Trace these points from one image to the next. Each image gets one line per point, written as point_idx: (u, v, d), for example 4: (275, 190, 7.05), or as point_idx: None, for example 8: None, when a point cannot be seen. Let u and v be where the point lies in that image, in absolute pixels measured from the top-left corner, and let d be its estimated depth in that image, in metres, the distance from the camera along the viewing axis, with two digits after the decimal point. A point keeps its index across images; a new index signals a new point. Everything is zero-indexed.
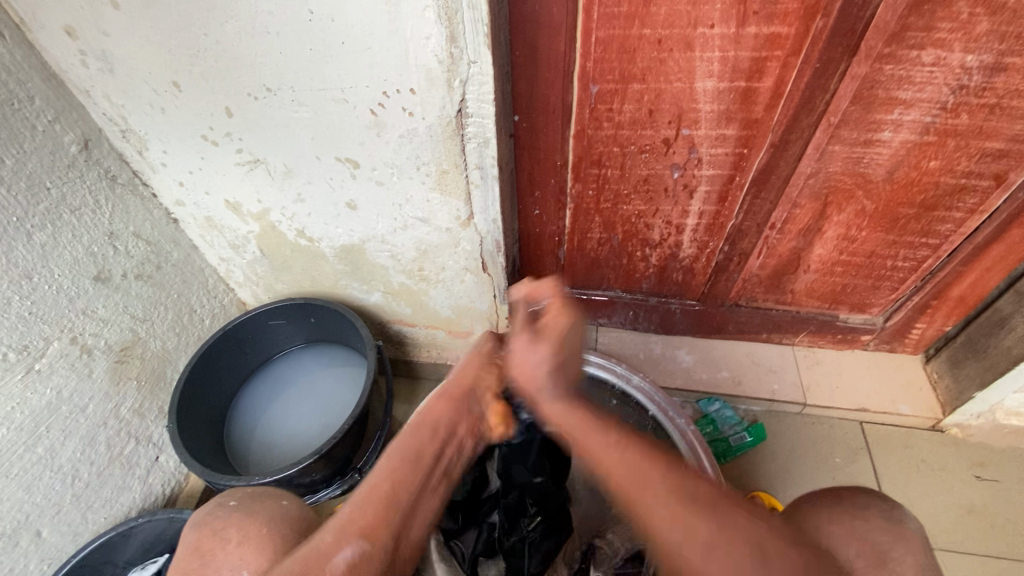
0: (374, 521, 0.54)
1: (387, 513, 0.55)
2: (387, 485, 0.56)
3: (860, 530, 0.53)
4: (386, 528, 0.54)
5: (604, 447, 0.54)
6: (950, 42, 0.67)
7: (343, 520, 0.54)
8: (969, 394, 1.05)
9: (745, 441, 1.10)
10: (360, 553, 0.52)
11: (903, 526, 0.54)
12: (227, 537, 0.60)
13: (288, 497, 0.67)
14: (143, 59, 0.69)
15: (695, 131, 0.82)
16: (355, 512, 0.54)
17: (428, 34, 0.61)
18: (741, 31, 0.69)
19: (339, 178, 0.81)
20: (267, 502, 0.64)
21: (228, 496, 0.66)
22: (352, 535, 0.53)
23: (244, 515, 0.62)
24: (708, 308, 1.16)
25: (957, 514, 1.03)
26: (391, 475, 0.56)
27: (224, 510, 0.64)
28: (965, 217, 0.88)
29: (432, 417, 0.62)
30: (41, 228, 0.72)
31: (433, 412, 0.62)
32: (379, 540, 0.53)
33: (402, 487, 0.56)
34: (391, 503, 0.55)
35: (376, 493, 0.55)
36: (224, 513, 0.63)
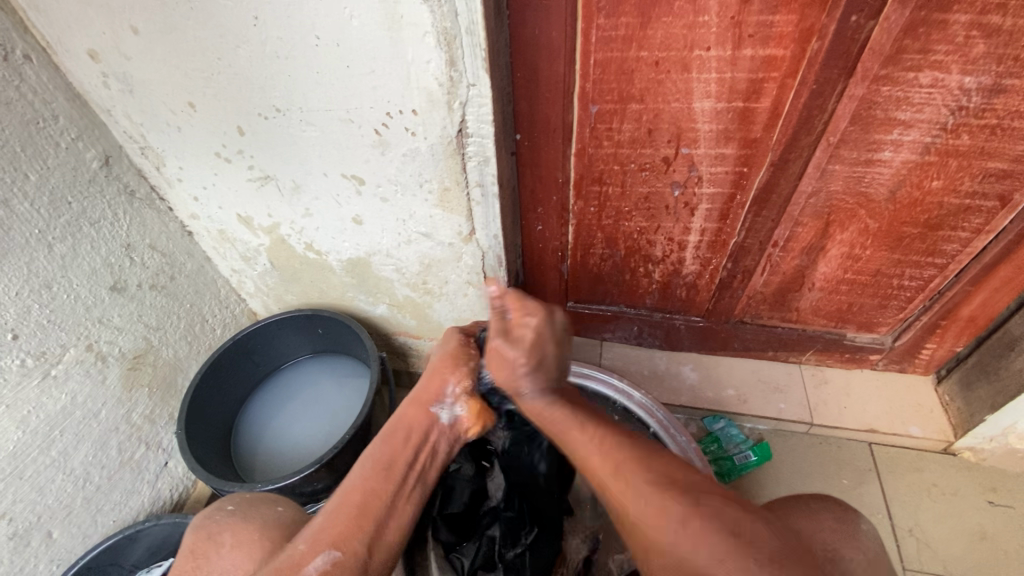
0: (349, 523, 0.59)
1: (358, 520, 0.59)
2: (360, 491, 0.61)
3: (813, 528, 0.61)
4: (356, 536, 0.58)
5: (582, 442, 0.62)
6: (947, 64, 0.68)
7: (315, 529, 0.59)
8: (980, 417, 1.02)
9: (750, 460, 1.08)
10: (333, 559, 0.56)
11: (856, 527, 0.61)
12: (221, 541, 0.61)
13: (282, 504, 0.69)
14: (161, 81, 0.73)
15: (694, 150, 0.83)
16: (328, 522, 0.59)
17: (428, 59, 0.63)
18: (737, 53, 0.70)
19: (346, 194, 0.83)
20: (263, 507, 0.66)
21: (228, 501, 0.67)
22: (326, 542, 0.57)
23: (241, 519, 0.63)
24: (712, 324, 1.16)
25: (968, 541, 1.00)
26: (363, 485, 0.63)
27: (223, 513, 0.65)
28: (971, 237, 0.88)
29: (407, 422, 0.69)
30: (62, 240, 0.76)
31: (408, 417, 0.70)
32: (351, 547, 0.57)
33: (373, 494, 0.62)
34: (365, 506, 0.61)
35: (349, 501, 0.61)
36: (223, 517, 0.64)
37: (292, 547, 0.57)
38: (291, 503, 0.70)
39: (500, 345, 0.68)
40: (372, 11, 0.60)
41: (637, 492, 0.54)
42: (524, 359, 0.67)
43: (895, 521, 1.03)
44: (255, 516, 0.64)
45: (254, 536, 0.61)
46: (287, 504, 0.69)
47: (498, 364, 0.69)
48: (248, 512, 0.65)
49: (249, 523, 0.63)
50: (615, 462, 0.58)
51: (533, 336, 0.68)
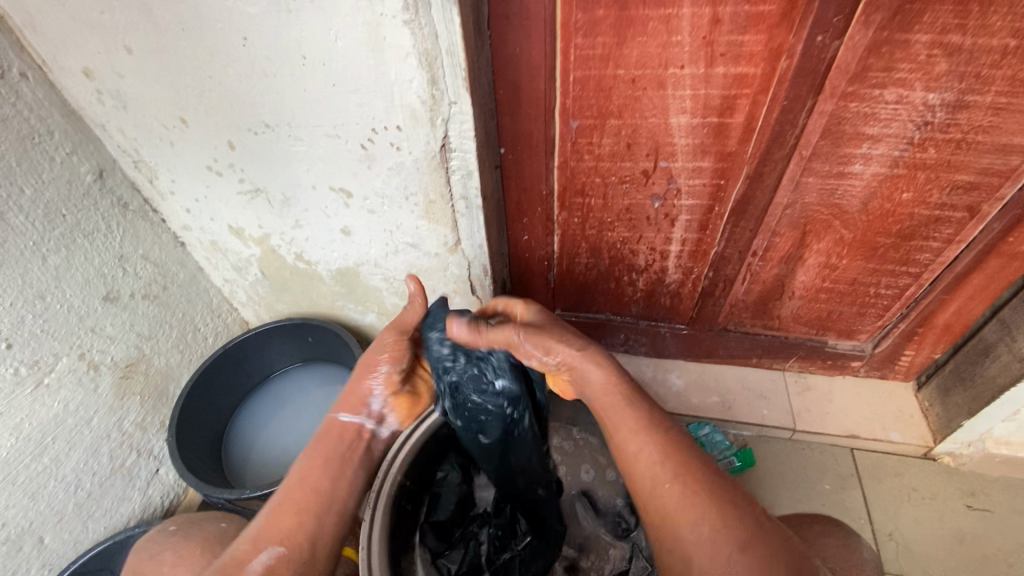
0: (289, 521, 0.65)
1: (299, 514, 0.66)
2: (298, 490, 0.68)
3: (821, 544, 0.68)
4: (300, 531, 0.64)
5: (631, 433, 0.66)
6: (911, 82, 0.71)
7: (258, 531, 0.65)
8: (958, 423, 1.04)
9: (734, 466, 1.10)
10: (277, 554, 0.62)
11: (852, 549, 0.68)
12: (163, 560, 0.73)
13: (226, 520, 0.83)
14: (154, 97, 0.75)
15: (672, 163, 0.86)
16: (269, 524, 0.65)
17: (410, 78, 0.66)
18: (711, 71, 0.73)
19: (334, 206, 0.85)
20: (206, 523, 0.80)
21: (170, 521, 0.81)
22: (270, 540, 0.63)
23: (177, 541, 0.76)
24: (696, 332, 1.18)
25: (948, 544, 1.02)
26: (302, 484, 0.68)
27: (165, 534, 0.78)
28: (942, 246, 0.90)
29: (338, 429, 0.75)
30: (56, 251, 0.78)
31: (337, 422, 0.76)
32: (293, 541, 0.64)
33: (312, 490, 0.68)
34: (304, 502, 0.67)
35: (292, 499, 0.67)
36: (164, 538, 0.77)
37: (240, 548, 0.63)
38: (237, 518, 0.84)
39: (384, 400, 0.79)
40: (356, 33, 0.62)
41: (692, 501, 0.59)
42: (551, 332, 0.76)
43: (876, 525, 1.05)
44: (197, 534, 0.78)
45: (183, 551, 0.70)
46: (232, 519, 0.83)
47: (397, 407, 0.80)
48: (190, 530, 0.78)
49: (190, 540, 0.76)
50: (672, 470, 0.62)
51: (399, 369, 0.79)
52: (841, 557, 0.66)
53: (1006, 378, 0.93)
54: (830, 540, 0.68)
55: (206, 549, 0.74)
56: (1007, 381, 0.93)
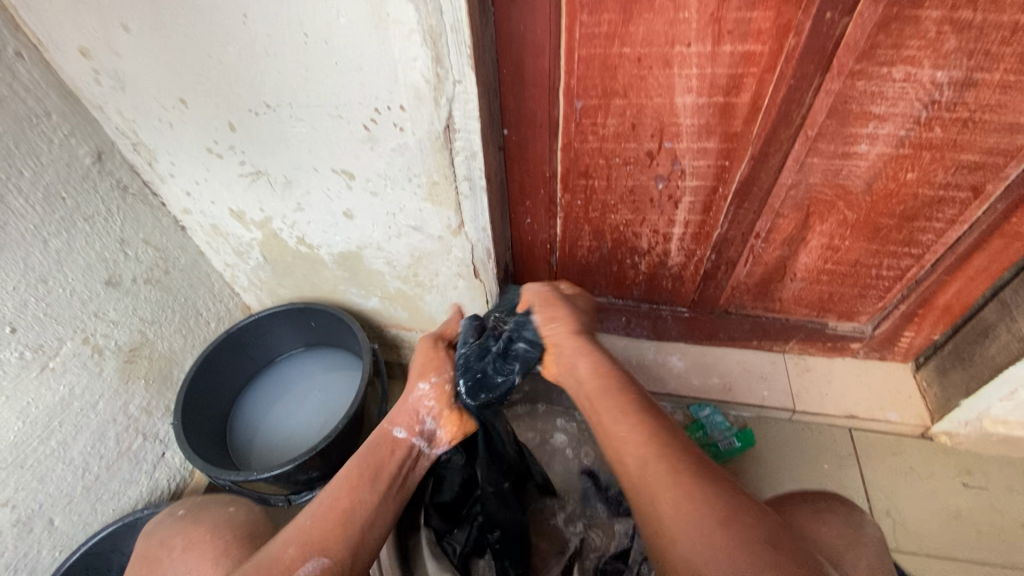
0: (333, 528, 0.60)
1: (343, 526, 0.60)
2: (348, 499, 0.63)
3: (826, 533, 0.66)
4: (344, 543, 0.59)
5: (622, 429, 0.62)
6: (920, 59, 0.70)
7: (301, 534, 0.59)
8: (956, 402, 1.05)
9: (734, 446, 1.11)
10: (322, 566, 0.56)
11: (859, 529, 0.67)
12: (173, 545, 0.64)
13: (236, 504, 0.70)
14: (153, 78, 0.74)
15: (677, 144, 0.85)
16: (314, 528, 0.59)
17: (415, 56, 0.65)
18: (717, 49, 0.72)
19: (336, 188, 0.85)
20: (212, 510, 0.68)
21: (180, 506, 0.70)
22: (314, 548, 0.57)
23: (191, 524, 0.66)
24: (698, 314, 1.18)
25: (943, 521, 1.04)
26: (349, 492, 0.64)
27: (173, 519, 0.68)
28: (945, 227, 0.90)
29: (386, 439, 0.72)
30: (57, 235, 0.77)
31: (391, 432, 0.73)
32: (337, 554, 0.58)
33: (361, 502, 0.63)
34: (352, 511, 0.62)
35: (337, 506, 0.62)
36: (172, 522, 0.67)
37: (280, 551, 0.57)
38: (245, 499, 0.72)
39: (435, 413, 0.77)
40: (359, 9, 0.61)
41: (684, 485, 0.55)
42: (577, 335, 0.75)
43: (874, 502, 1.07)
44: (206, 519, 0.66)
45: (206, 539, 0.63)
46: (243, 503, 0.71)
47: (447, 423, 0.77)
48: (200, 514, 0.67)
49: (199, 524, 0.66)
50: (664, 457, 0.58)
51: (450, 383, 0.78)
52: (845, 535, 0.66)
53: (1005, 358, 0.94)
54: (834, 519, 0.68)
55: (218, 536, 0.64)
56: (1006, 360, 0.94)
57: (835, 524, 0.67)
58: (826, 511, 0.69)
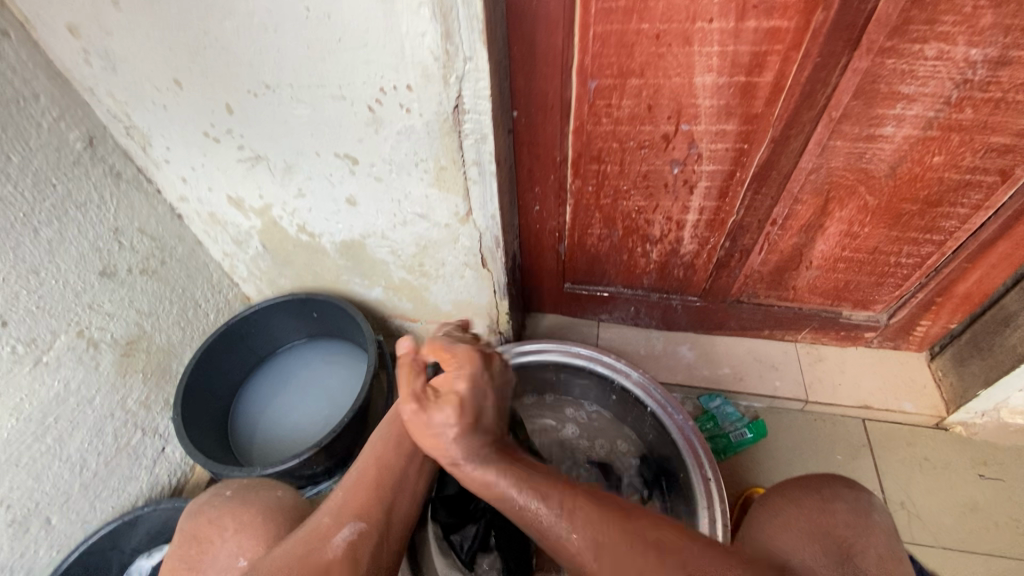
0: (367, 495, 0.61)
1: (375, 492, 0.62)
2: (376, 468, 0.64)
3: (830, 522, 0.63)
4: (377, 508, 0.60)
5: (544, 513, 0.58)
6: (954, 36, 0.66)
7: (336, 504, 0.60)
8: (973, 392, 1.04)
9: (746, 437, 1.10)
10: (357, 531, 0.57)
11: (867, 514, 0.63)
12: (222, 526, 0.63)
13: (282, 487, 0.70)
14: (145, 57, 0.70)
15: (695, 126, 0.82)
16: (347, 496, 0.60)
17: (424, 31, 0.61)
18: (741, 25, 0.68)
19: (339, 174, 0.81)
20: (261, 492, 0.67)
21: (226, 486, 0.69)
22: (349, 514, 0.58)
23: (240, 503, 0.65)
24: (709, 304, 1.15)
25: (958, 512, 1.03)
26: (378, 459, 0.65)
27: (222, 498, 0.67)
28: (970, 213, 0.87)
29: (406, 410, 0.71)
30: (48, 224, 0.74)
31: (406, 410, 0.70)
32: (372, 517, 0.59)
33: (389, 468, 0.64)
34: (382, 477, 0.63)
35: (368, 474, 0.63)
36: (222, 502, 0.66)
37: (317, 520, 0.58)
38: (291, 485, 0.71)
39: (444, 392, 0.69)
40: None
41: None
42: (454, 421, 0.62)
43: (888, 494, 1.05)
44: (255, 500, 0.65)
45: (257, 519, 0.63)
46: (289, 487, 0.70)
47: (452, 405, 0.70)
48: (246, 497, 0.66)
49: (247, 507, 0.65)
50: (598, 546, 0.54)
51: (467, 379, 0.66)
52: (852, 523, 0.62)
53: None
54: (838, 506, 0.64)
55: (269, 519, 0.63)
56: None
57: (840, 511, 0.63)
58: (830, 498, 0.65)
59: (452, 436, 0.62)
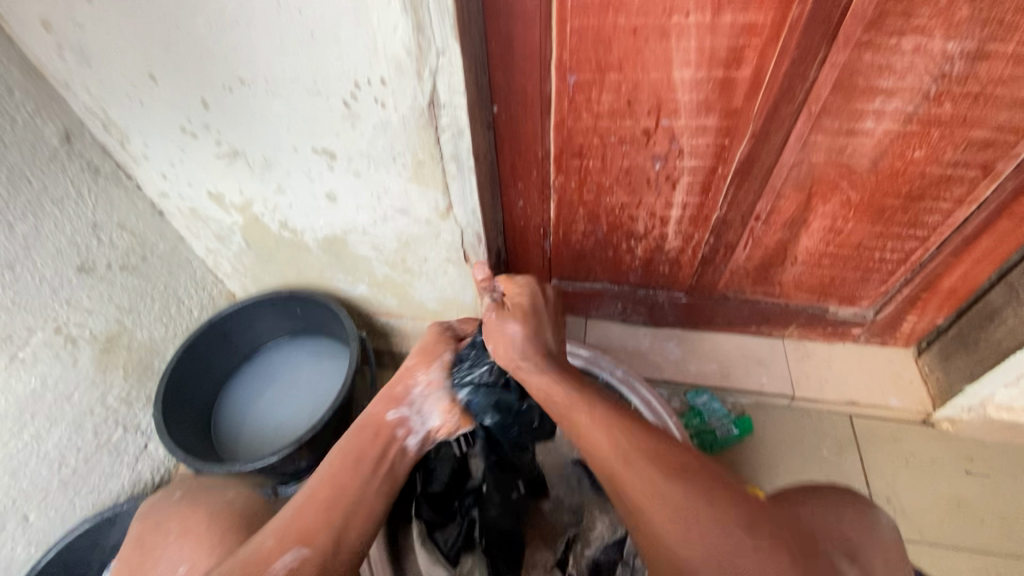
0: (313, 517, 0.60)
1: (324, 514, 0.61)
2: (328, 487, 0.64)
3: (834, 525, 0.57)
4: (323, 532, 0.59)
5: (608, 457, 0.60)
6: (930, 29, 0.66)
7: (281, 525, 0.59)
8: (959, 388, 1.03)
9: (732, 434, 1.09)
10: (301, 556, 0.56)
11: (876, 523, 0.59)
12: (167, 530, 0.67)
13: (234, 489, 0.74)
14: (118, 51, 0.70)
15: (675, 121, 0.81)
16: (293, 518, 0.60)
17: (395, 25, 0.61)
18: (717, 19, 0.68)
19: (317, 169, 0.81)
20: (211, 495, 0.72)
21: (174, 488, 0.74)
22: (292, 538, 0.58)
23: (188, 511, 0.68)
24: (696, 300, 1.15)
25: (943, 508, 1.02)
26: (331, 481, 0.65)
27: (170, 501, 0.71)
28: (952, 208, 0.87)
29: (372, 420, 0.74)
30: (23, 219, 0.74)
31: (376, 415, 0.74)
32: (319, 542, 0.58)
33: (344, 490, 0.64)
34: (336, 498, 0.63)
35: (319, 496, 0.63)
36: (168, 505, 0.70)
37: (259, 544, 0.57)
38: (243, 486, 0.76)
39: (491, 318, 0.75)
40: None
41: (676, 528, 0.53)
42: (520, 327, 0.73)
43: (873, 490, 1.05)
44: (203, 504, 0.70)
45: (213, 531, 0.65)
46: (240, 489, 0.75)
47: (497, 337, 0.74)
48: (194, 501, 0.70)
49: (195, 509, 0.69)
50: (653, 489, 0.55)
51: (524, 309, 0.75)
52: (858, 526, 0.58)
53: (1012, 342, 0.91)
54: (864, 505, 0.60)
55: (216, 518, 0.67)
56: (1013, 344, 0.91)
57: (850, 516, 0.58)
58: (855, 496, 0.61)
59: (517, 336, 0.73)
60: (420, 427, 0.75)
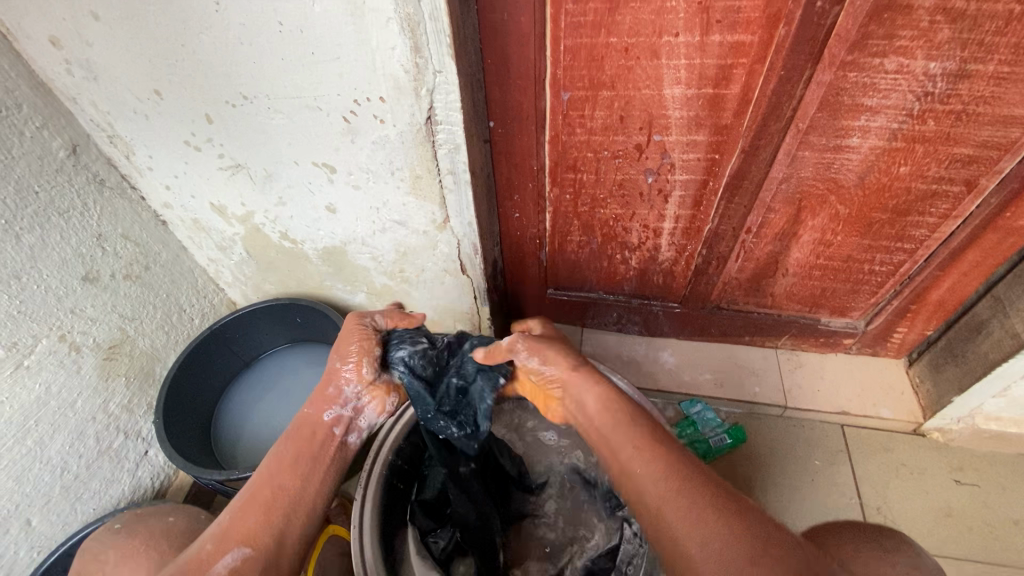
0: (254, 519, 0.61)
1: (265, 511, 0.62)
2: (269, 488, 0.64)
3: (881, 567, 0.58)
4: (265, 532, 0.61)
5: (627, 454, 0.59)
6: (912, 50, 0.68)
7: (223, 527, 0.61)
8: (949, 399, 1.05)
9: (725, 443, 1.11)
10: (243, 556, 0.58)
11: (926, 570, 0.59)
12: (105, 559, 0.67)
13: (174, 514, 0.75)
14: (125, 68, 0.72)
15: (666, 137, 0.84)
16: (234, 522, 0.61)
17: (393, 45, 0.63)
18: (706, 39, 0.70)
19: (318, 182, 0.83)
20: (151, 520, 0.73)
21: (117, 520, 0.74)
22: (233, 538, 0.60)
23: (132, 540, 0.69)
24: (689, 310, 1.17)
25: (933, 517, 1.03)
26: (271, 480, 0.65)
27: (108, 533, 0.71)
28: (938, 222, 0.89)
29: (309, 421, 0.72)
30: (30, 230, 0.76)
31: (309, 417, 0.72)
32: (260, 542, 0.60)
33: (283, 490, 0.64)
34: (275, 498, 0.63)
35: (261, 496, 0.64)
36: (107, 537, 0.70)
37: (200, 547, 0.60)
38: (187, 509, 0.77)
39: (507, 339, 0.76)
40: None
41: (693, 518, 0.52)
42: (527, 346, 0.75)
43: (864, 498, 1.06)
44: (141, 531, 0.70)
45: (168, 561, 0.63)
46: (182, 512, 0.76)
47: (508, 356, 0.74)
48: (135, 527, 0.71)
49: (133, 538, 0.69)
50: (674, 480, 0.55)
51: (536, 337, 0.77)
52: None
53: (999, 354, 0.93)
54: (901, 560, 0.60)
55: (151, 547, 0.68)
56: (999, 356, 0.93)
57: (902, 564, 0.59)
58: (892, 549, 0.61)
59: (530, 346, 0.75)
60: (361, 425, 0.76)
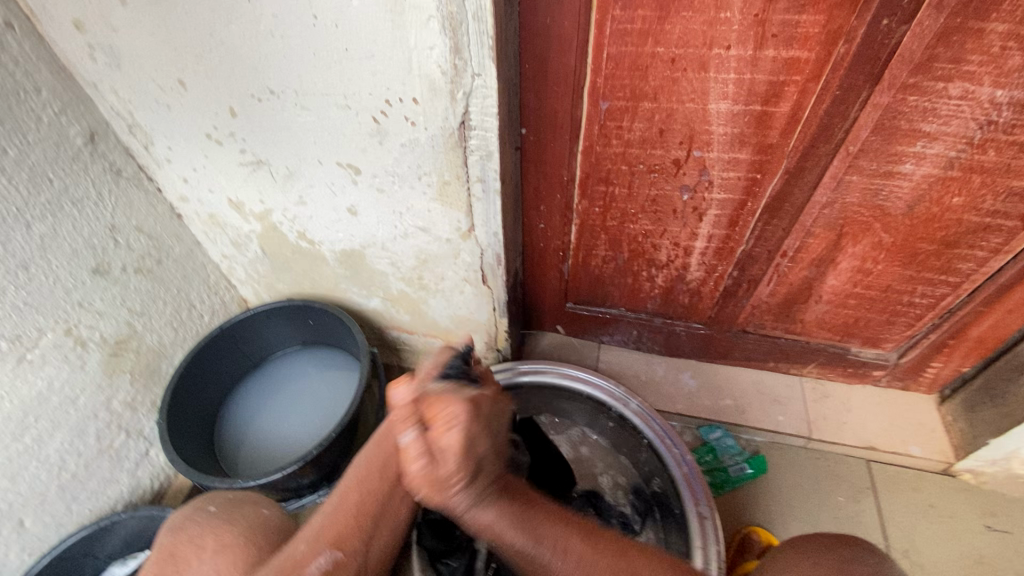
0: (348, 523, 0.59)
1: (356, 520, 0.59)
2: (359, 493, 0.62)
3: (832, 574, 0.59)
4: (354, 535, 0.58)
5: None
6: (979, 76, 0.64)
7: (314, 531, 0.57)
8: (983, 440, 1.00)
9: (745, 473, 1.06)
10: (335, 560, 0.55)
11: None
12: (201, 544, 0.58)
13: (265, 506, 0.66)
14: (150, 56, 0.69)
15: (707, 153, 0.80)
16: (325, 525, 0.58)
17: (432, 44, 0.60)
18: (759, 53, 0.66)
19: (341, 183, 0.80)
20: (246, 510, 0.63)
21: (208, 501, 0.65)
22: (325, 543, 0.56)
23: (220, 523, 0.61)
24: (714, 332, 1.12)
25: (962, 566, 0.98)
26: (360, 485, 0.62)
27: (203, 514, 0.63)
28: (988, 256, 0.85)
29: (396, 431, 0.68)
30: (41, 219, 0.73)
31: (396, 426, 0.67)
32: (350, 545, 0.57)
33: (371, 493, 0.62)
34: (366, 499, 0.61)
35: (348, 501, 0.61)
36: (203, 518, 0.62)
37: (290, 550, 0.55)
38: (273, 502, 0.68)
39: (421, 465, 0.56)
40: None
41: None
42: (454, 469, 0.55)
43: (890, 541, 1.01)
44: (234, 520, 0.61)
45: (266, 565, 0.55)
46: (272, 506, 0.67)
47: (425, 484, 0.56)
48: (231, 514, 0.62)
49: (231, 525, 0.60)
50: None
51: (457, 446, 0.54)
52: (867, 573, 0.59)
53: None
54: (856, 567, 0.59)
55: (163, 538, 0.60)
56: None
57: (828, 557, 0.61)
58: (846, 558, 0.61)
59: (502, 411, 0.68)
60: None
